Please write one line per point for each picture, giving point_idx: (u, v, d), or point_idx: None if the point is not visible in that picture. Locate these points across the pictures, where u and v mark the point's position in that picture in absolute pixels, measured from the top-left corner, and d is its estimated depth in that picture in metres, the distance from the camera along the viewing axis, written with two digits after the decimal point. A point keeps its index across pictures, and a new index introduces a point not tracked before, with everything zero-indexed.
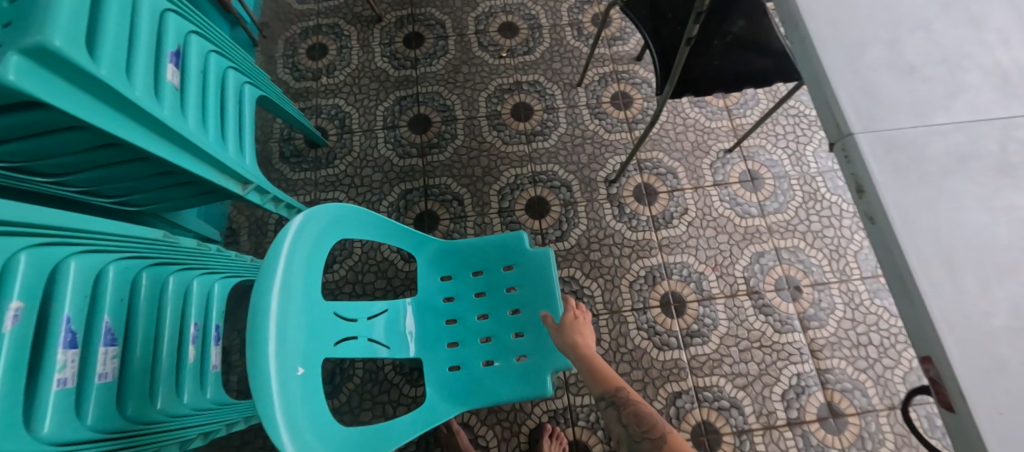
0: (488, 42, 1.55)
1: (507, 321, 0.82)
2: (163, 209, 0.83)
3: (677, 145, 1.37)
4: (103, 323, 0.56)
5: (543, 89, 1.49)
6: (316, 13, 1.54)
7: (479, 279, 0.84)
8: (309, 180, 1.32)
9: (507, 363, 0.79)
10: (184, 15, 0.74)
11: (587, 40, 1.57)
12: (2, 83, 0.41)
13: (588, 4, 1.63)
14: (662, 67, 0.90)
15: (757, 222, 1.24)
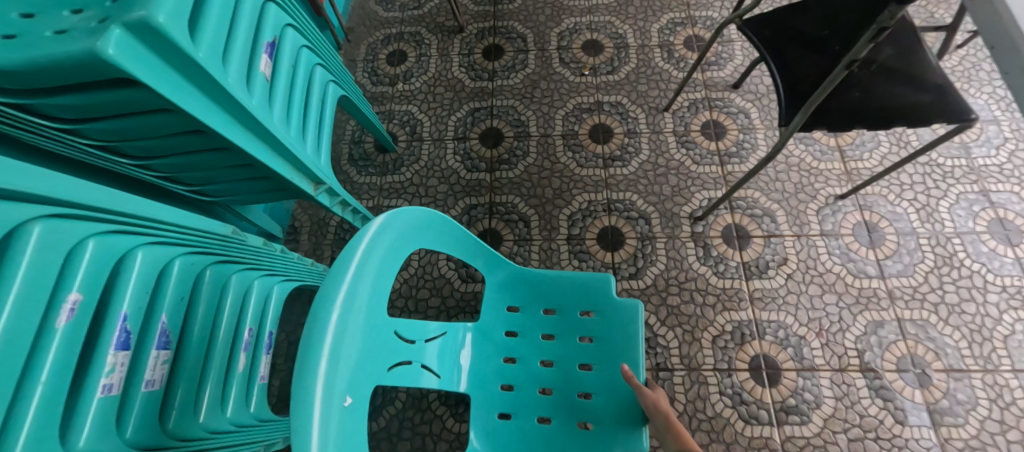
0: (570, 59, 1.47)
1: (575, 375, 0.69)
2: (235, 202, 0.78)
3: (777, 185, 1.20)
4: (159, 322, 0.50)
5: (626, 111, 1.38)
6: (400, 20, 1.53)
7: (551, 319, 0.72)
8: (375, 185, 1.28)
9: (567, 426, 0.66)
10: (284, 7, 0.69)
11: (677, 63, 1.45)
12: (99, 58, 0.36)
13: (681, 25, 1.51)
14: (789, 93, 0.75)
15: (875, 284, 1.06)
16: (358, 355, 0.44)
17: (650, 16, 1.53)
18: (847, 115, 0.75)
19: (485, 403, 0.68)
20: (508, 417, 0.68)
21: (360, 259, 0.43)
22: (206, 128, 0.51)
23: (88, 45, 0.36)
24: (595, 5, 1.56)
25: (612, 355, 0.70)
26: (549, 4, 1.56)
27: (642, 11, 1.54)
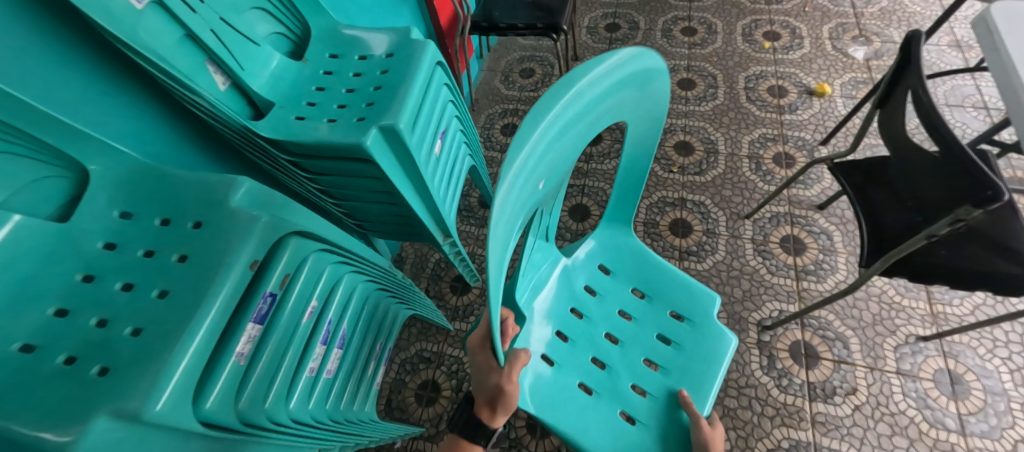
0: (661, 155, 1.61)
1: (638, 368, 0.73)
2: (378, 235, 0.98)
3: (854, 312, 1.21)
4: (343, 329, 0.70)
5: (707, 211, 1.47)
6: (517, 99, 1.77)
7: (642, 307, 0.78)
8: (472, 234, 1.47)
9: (607, 405, 0.70)
10: (457, 103, 0.88)
11: (765, 175, 1.54)
12: (362, 146, 0.58)
13: (772, 141, 1.60)
14: (874, 237, 0.84)
15: (953, 439, 1.02)
16: (558, 159, 0.50)
17: (743, 128, 1.64)
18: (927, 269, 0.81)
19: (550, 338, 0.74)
20: (552, 363, 0.73)
21: (611, 68, 0.49)
22: (394, 191, 0.70)
23: (358, 138, 0.58)
24: (691, 110, 1.70)
25: (683, 374, 0.72)
26: None
27: (736, 122, 1.66)
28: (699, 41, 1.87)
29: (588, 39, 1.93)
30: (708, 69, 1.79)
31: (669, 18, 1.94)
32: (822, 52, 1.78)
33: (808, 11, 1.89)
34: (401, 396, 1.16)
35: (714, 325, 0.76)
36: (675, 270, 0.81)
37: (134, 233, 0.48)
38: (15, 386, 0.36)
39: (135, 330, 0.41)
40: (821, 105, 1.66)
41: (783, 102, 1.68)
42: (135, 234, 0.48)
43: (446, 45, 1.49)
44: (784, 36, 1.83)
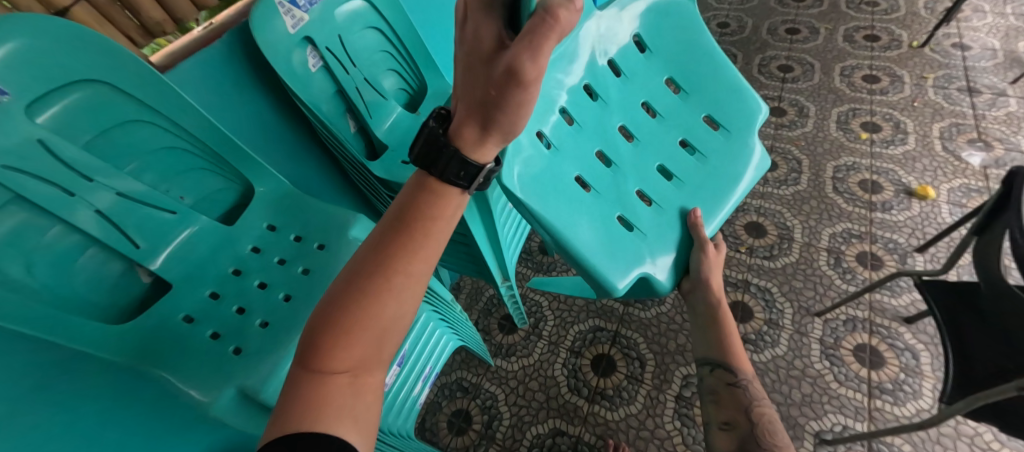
0: (730, 233, 1.57)
1: (648, 173, 0.80)
2: (450, 265, 1.36)
3: (936, 448, 1.10)
4: (401, 351, 1.00)
5: (772, 299, 1.42)
6: None
7: (676, 106, 0.85)
8: (525, 276, 1.68)
9: (608, 203, 0.74)
10: None
11: (843, 273, 1.44)
12: None
13: (857, 238, 1.49)
14: (960, 373, 0.80)
15: None
16: None
17: (826, 218, 1.55)
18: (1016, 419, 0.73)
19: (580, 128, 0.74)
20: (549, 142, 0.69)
21: None
22: (466, 230, 1.08)
23: None
24: (770, 192, 1.64)
25: (687, 192, 0.82)
26: None
27: (818, 212, 1.57)
28: (788, 122, 1.81)
29: None
30: (794, 152, 1.72)
31: (757, 95, 1.91)
32: (929, 152, 1.65)
33: (917, 105, 1.77)
34: (435, 419, 1.43)
35: (745, 135, 0.86)
36: (724, 68, 0.87)
37: (271, 243, 0.85)
38: (190, 349, 0.70)
39: (262, 323, 0.75)
40: (921, 209, 1.52)
41: (876, 198, 1.57)
42: (274, 242, 0.85)
43: None
44: (885, 129, 1.73)
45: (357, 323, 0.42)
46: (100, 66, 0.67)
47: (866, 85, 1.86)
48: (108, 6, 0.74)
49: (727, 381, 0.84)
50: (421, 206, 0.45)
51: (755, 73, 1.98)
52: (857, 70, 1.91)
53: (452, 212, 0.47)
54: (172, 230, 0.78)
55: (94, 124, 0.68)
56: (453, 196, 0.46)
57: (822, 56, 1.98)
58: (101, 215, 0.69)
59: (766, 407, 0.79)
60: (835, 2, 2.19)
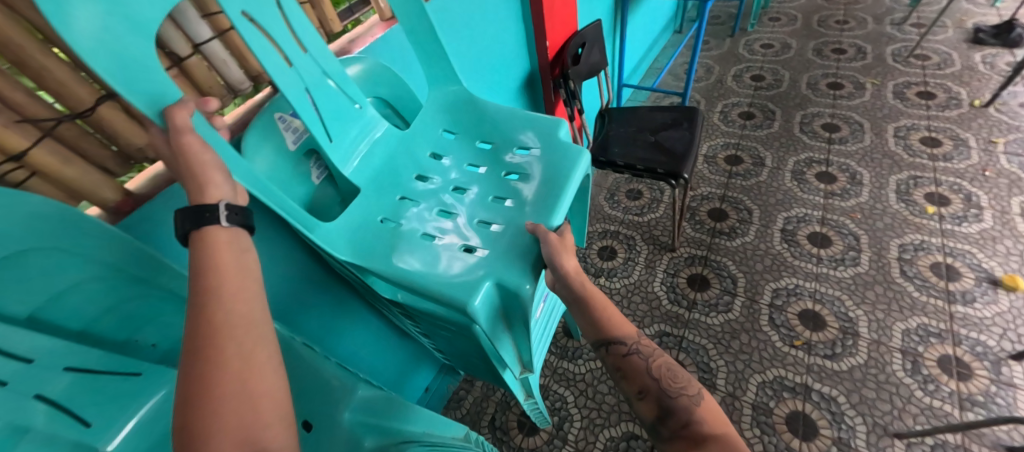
0: (781, 322, 1.36)
1: (481, 205, 0.73)
2: (467, 369, 1.17)
3: None
4: None
5: (840, 412, 1.19)
6: (620, 221, 1.63)
7: (490, 153, 0.80)
8: (548, 364, 1.41)
9: (447, 243, 0.68)
10: None
11: (922, 381, 1.21)
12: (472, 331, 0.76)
13: (936, 337, 1.28)
14: None
15: None
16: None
17: (895, 310, 1.34)
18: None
19: (379, 204, 0.73)
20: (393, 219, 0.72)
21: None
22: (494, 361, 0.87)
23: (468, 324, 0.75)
24: (824, 273, 1.44)
25: (525, 201, 0.72)
26: (769, 256, 1.49)
27: (885, 301, 1.36)
28: (839, 190, 1.62)
29: (704, 169, 1.77)
30: (850, 226, 1.53)
31: (802, 157, 1.73)
32: (1009, 231, 1.44)
33: (989, 176, 1.57)
34: None
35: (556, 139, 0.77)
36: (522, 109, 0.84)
37: None
38: None
39: None
40: (1010, 304, 1.30)
41: (953, 287, 1.36)
42: None
43: None
44: (954, 202, 1.53)
45: (211, 387, 0.41)
46: (25, 220, 0.46)
47: (925, 150, 1.67)
48: (79, 138, 0.53)
49: (622, 353, 0.63)
50: (197, 262, 0.46)
51: (797, 132, 1.81)
52: (913, 131, 1.73)
53: (239, 252, 0.49)
54: (128, 408, 0.56)
55: (19, 295, 0.48)
56: (222, 240, 0.48)
57: (872, 115, 1.81)
58: (46, 402, 0.49)
59: (664, 354, 0.63)
60: (880, 54, 2.03)
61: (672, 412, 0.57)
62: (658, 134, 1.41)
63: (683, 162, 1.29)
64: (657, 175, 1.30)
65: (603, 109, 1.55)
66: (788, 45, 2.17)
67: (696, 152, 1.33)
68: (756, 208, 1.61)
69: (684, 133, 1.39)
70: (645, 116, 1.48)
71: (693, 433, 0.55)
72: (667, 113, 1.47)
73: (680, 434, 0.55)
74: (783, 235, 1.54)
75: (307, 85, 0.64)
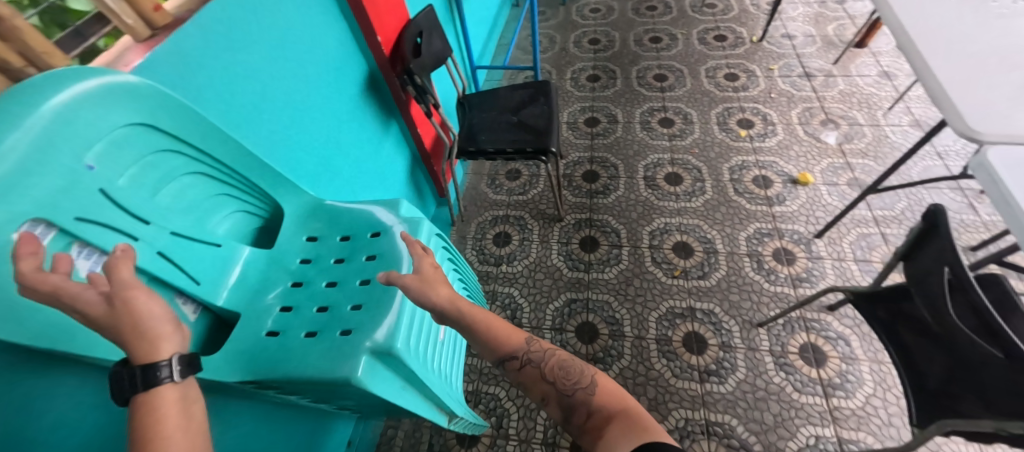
0: (661, 259, 1.53)
1: (353, 291, 0.73)
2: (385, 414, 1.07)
3: (891, 430, 1.21)
4: None
5: (719, 321, 1.41)
6: (507, 203, 1.65)
7: (349, 243, 0.79)
8: (474, 367, 1.38)
9: (327, 335, 0.67)
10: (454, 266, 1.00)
11: (768, 275, 1.49)
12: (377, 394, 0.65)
13: (768, 236, 1.57)
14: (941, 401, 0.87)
15: None
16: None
17: (737, 223, 1.61)
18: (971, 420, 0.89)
19: (255, 327, 0.68)
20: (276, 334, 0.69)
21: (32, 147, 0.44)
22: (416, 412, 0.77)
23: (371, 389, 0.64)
24: (683, 207, 1.65)
25: (385, 273, 0.73)
26: (640, 203, 1.65)
27: (729, 218, 1.62)
28: (678, 132, 1.85)
29: (569, 135, 1.87)
30: (692, 161, 1.77)
31: (645, 108, 1.93)
32: (795, 138, 1.81)
33: (774, 96, 1.94)
34: None
35: (399, 215, 0.82)
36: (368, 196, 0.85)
37: None
38: None
39: None
40: (807, 195, 1.66)
41: (771, 193, 1.67)
42: None
43: (432, 164, 1.48)
44: (757, 123, 1.86)
45: None
46: None
47: (729, 83, 1.99)
48: None
49: (516, 366, 0.61)
50: (135, 436, 0.44)
51: (636, 87, 2.00)
52: (719, 70, 2.04)
53: (187, 412, 0.47)
54: None
55: None
56: (169, 400, 0.46)
57: (688, 61, 2.08)
58: None
59: (556, 351, 0.62)
60: (681, 7, 2.32)
61: (574, 408, 0.57)
62: (520, 113, 1.42)
63: (549, 138, 1.32)
64: (528, 154, 1.31)
65: (462, 96, 1.51)
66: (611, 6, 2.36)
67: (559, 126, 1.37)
68: (620, 163, 1.76)
69: (545, 108, 1.42)
70: (504, 98, 1.48)
71: (597, 421, 0.54)
72: (523, 91, 1.49)
73: (587, 425, 0.55)
74: (646, 182, 1.71)
75: (156, 247, 0.58)
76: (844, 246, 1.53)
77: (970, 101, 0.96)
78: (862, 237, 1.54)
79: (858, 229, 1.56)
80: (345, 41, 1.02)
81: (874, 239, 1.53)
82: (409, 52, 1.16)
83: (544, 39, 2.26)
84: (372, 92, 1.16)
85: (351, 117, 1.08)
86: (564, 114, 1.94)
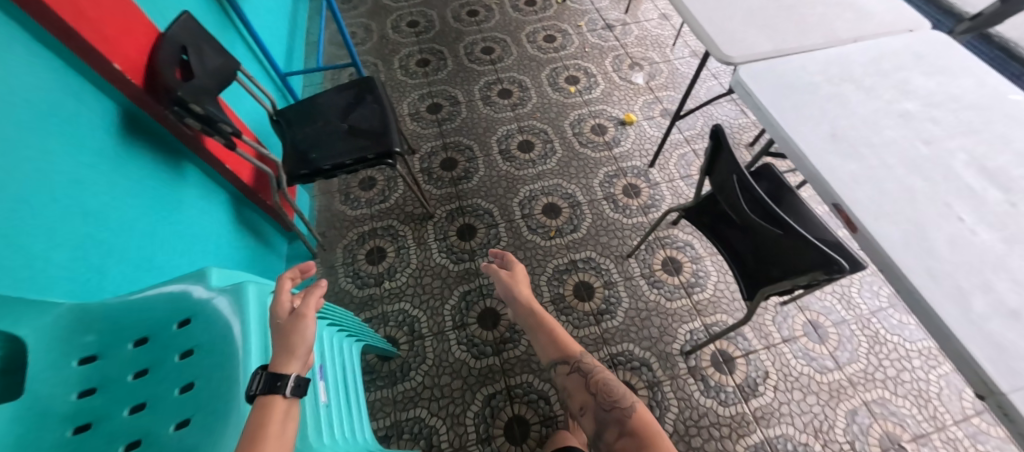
0: (536, 225, 1.59)
1: (173, 405, 0.59)
2: None
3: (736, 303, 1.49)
4: None
5: (598, 265, 1.53)
6: (370, 216, 1.53)
7: (151, 347, 0.63)
8: (386, 398, 1.25)
9: None
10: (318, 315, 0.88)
11: (625, 210, 1.67)
12: None
13: (616, 176, 1.75)
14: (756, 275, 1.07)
15: (837, 376, 1.36)
16: None
17: (588, 173, 1.75)
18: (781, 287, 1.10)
19: None
20: None
21: None
22: None
23: None
24: (541, 170, 1.73)
25: (212, 369, 0.61)
26: (503, 177, 1.69)
27: (579, 168, 1.76)
28: (518, 100, 1.91)
29: (415, 127, 1.80)
30: (538, 125, 1.85)
31: (482, 83, 1.95)
32: (614, 85, 2.02)
33: (588, 50, 2.13)
34: None
35: (211, 288, 0.68)
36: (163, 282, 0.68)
37: None
38: None
39: None
40: (634, 132, 1.88)
41: (607, 138, 1.85)
42: None
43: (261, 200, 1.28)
44: (581, 77, 2.03)
45: None
46: None
47: (548, 45, 2.12)
48: None
49: (567, 372, 0.78)
50: (253, 423, 0.54)
51: (467, 64, 2.02)
52: (537, 33, 2.16)
53: (283, 426, 0.55)
54: None
55: None
56: (278, 408, 0.55)
57: (507, 30, 2.16)
58: None
59: (603, 372, 0.76)
60: None
61: (608, 422, 0.70)
62: (347, 118, 1.26)
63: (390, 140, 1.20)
64: (371, 162, 1.17)
65: (272, 113, 1.27)
66: None
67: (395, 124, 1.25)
68: (474, 143, 1.76)
69: (375, 108, 1.27)
70: (326, 105, 1.30)
71: (625, 441, 0.66)
72: (346, 92, 1.32)
73: (616, 443, 0.67)
74: (502, 156, 1.75)
75: None
76: (671, 169, 1.78)
77: (723, 30, 1.14)
78: (681, 157, 1.82)
79: (679, 151, 1.84)
80: (53, 80, 0.76)
81: (689, 155, 1.83)
82: (170, 78, 0.89)
83: (359, 29, 2.12)
84: (135, 140, 0.91)
85: (113, 182, 0.84)
86: (405, 106, 1.86)
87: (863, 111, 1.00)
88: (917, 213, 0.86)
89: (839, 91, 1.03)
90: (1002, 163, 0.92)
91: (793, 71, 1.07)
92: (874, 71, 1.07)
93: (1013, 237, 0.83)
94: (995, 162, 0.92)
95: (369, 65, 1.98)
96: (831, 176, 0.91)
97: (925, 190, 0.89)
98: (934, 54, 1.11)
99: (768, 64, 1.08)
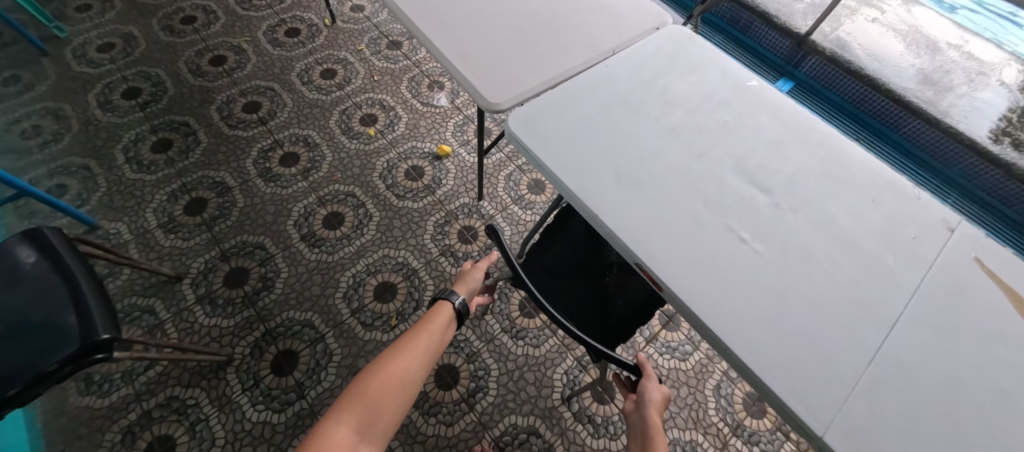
0: (371, 318, 1.30)
1: None
2: None
3: None
4: None
5: (456, 339, 1.31)
6: (136, 396, 1.13)
7: None
8: None
9: None
10: None
11: (467, 262, 1.43)
12: None
13: (447, 223, 1.50)
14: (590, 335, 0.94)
15: (698, 357, 1.35)
16: None
17: (415, 229, 1.47)
18: (622, 324, 0.99)
19: None
20: None
21: None
22: None
23: None
24: (361, 245, 1.42)
25: None
26: (316, 270, 1.36)
27: (394, 222, 1.47)
28: (308, 163, 1.56)
29: (173, 243, 1.36)
30: (343, 190, 1.52)
31: (257, 151, 1.57)
32: (417, 113, 1.74)
33: (377, 78, 1.81)
34: None
35: None
36: None
37: None
38: None
39: None
40: (454, 165, 1.62)
41: (426, 180, 1.58)
42: None
43: None
44: (377, 113, 1.72)
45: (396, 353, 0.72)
46: None
47: (328, 83, 1.78)
48: None
49: None
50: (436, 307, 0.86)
51: (228, 132, 1.60)
52: (311, 71, 1.80)
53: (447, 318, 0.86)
54: None
55: None
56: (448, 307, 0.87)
57: (270, 74, 1.77)
58: None
59: None
60: (228, 8, 1.94)
61: None
62: None
63: (87, 323, 0.84)
64: (64, 370, 0.80)
65: None
66: (129, 42, 1.79)
67: (97, 291, 0.90)
68: (265, 238, 1.40)
69: (46, 276, 0.88)
70: None
71: None
72: None
73: None
74: (306, 242, 1.40)
75: None
76: (501, 193, 1.57)
77: (481, 73, 0.94)
78: (509, 178, 1.61)
79: (504, 171, 1.62)
80: None
81: (514, 173, 1.62)
82: None
83: (45, 118, 1.55)
84: None
85: None
86: (150, 217, 1.40)
87: (640, 137, 0.89)
88: (707, 245, 0.77)
89: (612, 118, 0.90)
90: (760, 160, 0.89)
91: (559, 106, 0.91)
92: (639, 84, 0.96)
93: (784, 242, 0.79)
94: (755, 161, 0.89)
95: (75, 167, 1.46)
96: (625, 234, 0.77)
97: (709, 217, 0.80)
98: (681, 51, 1.04)
99: (535, 105, 0.91)
